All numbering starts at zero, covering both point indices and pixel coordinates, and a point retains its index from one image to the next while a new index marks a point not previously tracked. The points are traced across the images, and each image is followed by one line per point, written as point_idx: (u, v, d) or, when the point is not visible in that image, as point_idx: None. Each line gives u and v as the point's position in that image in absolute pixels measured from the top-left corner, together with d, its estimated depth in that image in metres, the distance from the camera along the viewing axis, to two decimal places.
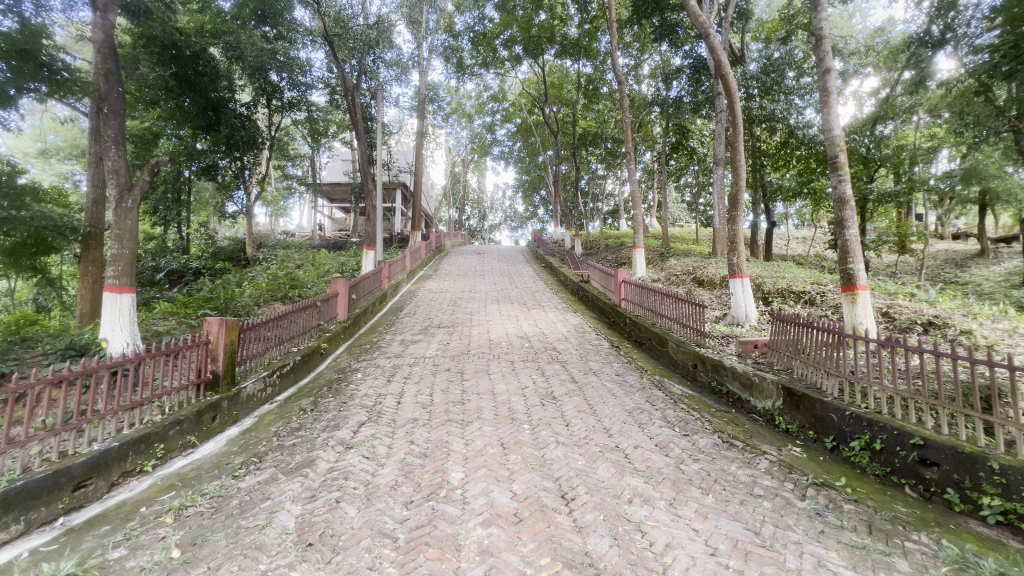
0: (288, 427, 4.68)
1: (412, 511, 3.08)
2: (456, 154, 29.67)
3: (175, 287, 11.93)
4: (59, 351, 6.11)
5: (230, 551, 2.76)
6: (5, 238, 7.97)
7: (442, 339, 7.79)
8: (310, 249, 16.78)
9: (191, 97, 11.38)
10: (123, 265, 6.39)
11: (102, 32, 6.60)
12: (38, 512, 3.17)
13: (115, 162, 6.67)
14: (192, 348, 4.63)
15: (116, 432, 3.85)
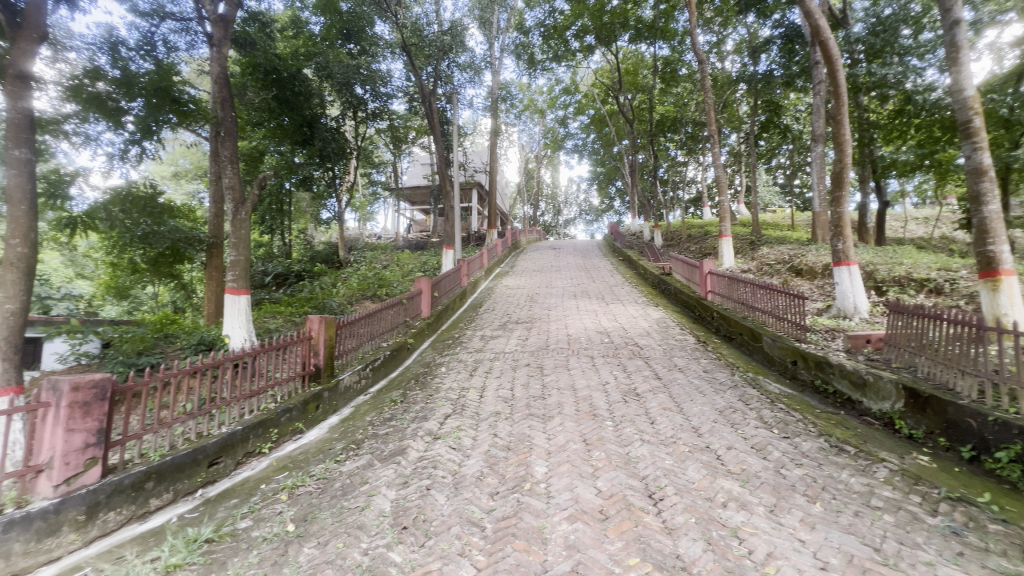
0: (381, 417, 5.00)
1: (499, 502, 3.16)
2: (529, 150, 29.77)
3: (281, 289, 13.27)
4: (193, 345, 7.04)
5: (336, 529, 3.01)
6: (150, 249, 9.35)
7: (521, 334, 7.88)
8: (395, 250, 17.78)
9: (289, 115, 12.52)
10: (240, 270, 7.20)
11: (217, 65, 7.49)
12: (183, 484, 3.70)
13: (231, 179, 7.51)
14: (298, 343, 5.12)
15: (240, 417, 4.38)
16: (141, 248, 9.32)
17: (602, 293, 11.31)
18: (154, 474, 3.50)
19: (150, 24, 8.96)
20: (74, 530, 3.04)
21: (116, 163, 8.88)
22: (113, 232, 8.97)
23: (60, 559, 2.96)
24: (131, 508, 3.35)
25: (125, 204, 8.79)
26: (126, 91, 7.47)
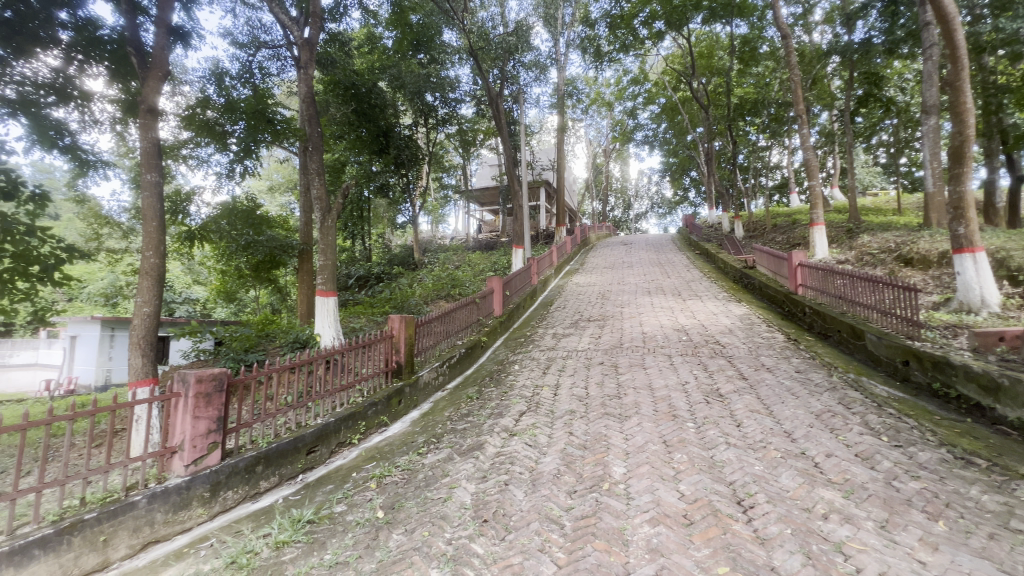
0: (459, 413, 5.17)
1: (577, 500, 3.14)
2: (597, 145, 29.22)
3: (363, 291, 14.17)
4: (290, 343, 7.76)
5: (421, 518, 3.16)
6: (252, 257, 10.40)
7: (594, 332, 7.77)
8: (466, 250, 18.27)
9: (366, 127, 13.29)
10: (328, 273, 7.79)
11: (304, 85, 8.12)
12: (286, 468, 4.08)
13: (318, 190, 8.12)
14: (381, 340, 5.44)
15: (332, 409, 4.75)
16: (244, 256, 10.39)
17: (678, 289, 10.83)
18: (262, 459, 3.90)
19: (248, 53, 9.95)
20: (200, 505, 3.47)
21: (224, 181, 9.98)
22: (222, 242, 10.10)
23: (190, 530, 3.39)
24: (245, 489, 3.76)
25: (232, 217, 9.85)
26: (230, 115, 8.36)
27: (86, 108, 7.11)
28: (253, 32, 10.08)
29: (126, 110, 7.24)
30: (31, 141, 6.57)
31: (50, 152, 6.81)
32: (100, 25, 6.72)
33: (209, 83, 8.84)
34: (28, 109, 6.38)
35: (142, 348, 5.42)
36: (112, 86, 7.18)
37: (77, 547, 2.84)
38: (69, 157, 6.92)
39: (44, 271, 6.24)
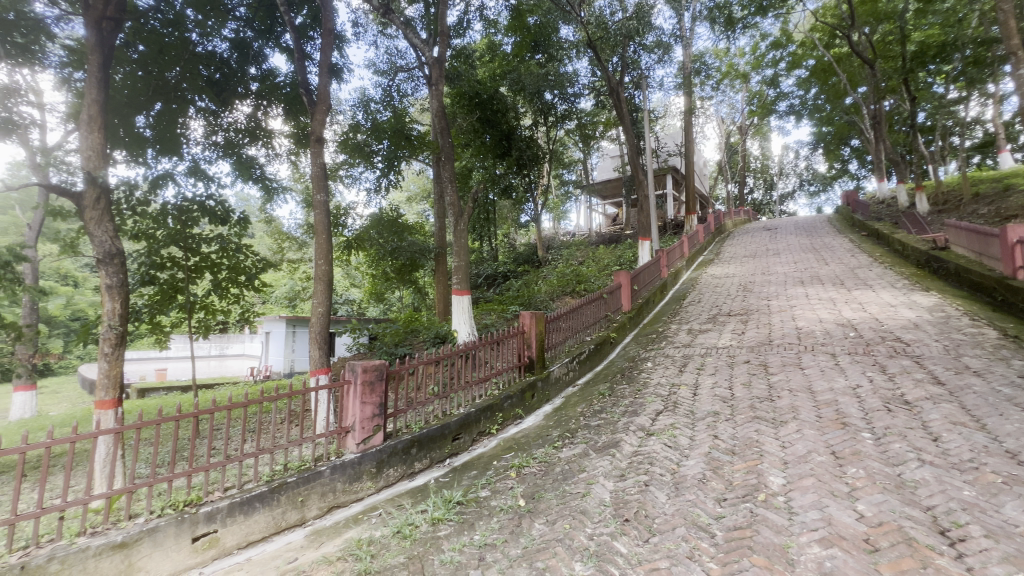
0: (592, 409, 5.16)
1: (729, 510, 2.91)
2: (730, 122, 26.59)
3: (492, 289, 14.92)
4: (432, 338, 8.49)
5: (561, 511, 3.21)
6: (396, 260, 11.68)
7: (736, 328, 7.12)
8: (590, 245, 18.06)
9: (489, 132, 13.86)
10: (462, 274, 8.31)
11: (436, 100, 8.76)
12: (436, 452, 4.50)
13: (451, 196, 8.72)
14: (514, 336, 5.67)
15: (473, 401, 5.10)
16: (390, 260, 11.69)
17: (840, 278, 9.36)
18: (416, 443, 4.35)
19: (388, 80, 11.11)
20: (369, 479, 4.00)
21: (372, 195, 11.33)
22: (372, 249, 11.46)
23: (362, 499, 3.93)
24: (403, 467, 4.23)
25: (380, 227, 11.16)
26: (376, 136, 9.45)
27: (271, 145, 8.63)
28: (391, 59, 11.22)
29: (298, 142, 8.63)
30: (235, 176, 8.21)
31: (248, 183, 8.42)
32: (278, 74, 8.09)
33: (359, 110, 10.12)
34: (232, 150, 8.01)
35: (319, 342, 6.37)
36: (288, 123, 8.58)
37: (284, 504, 3.48)
38: (261, 186, 8.48)
39: (249, 280, 7.71)
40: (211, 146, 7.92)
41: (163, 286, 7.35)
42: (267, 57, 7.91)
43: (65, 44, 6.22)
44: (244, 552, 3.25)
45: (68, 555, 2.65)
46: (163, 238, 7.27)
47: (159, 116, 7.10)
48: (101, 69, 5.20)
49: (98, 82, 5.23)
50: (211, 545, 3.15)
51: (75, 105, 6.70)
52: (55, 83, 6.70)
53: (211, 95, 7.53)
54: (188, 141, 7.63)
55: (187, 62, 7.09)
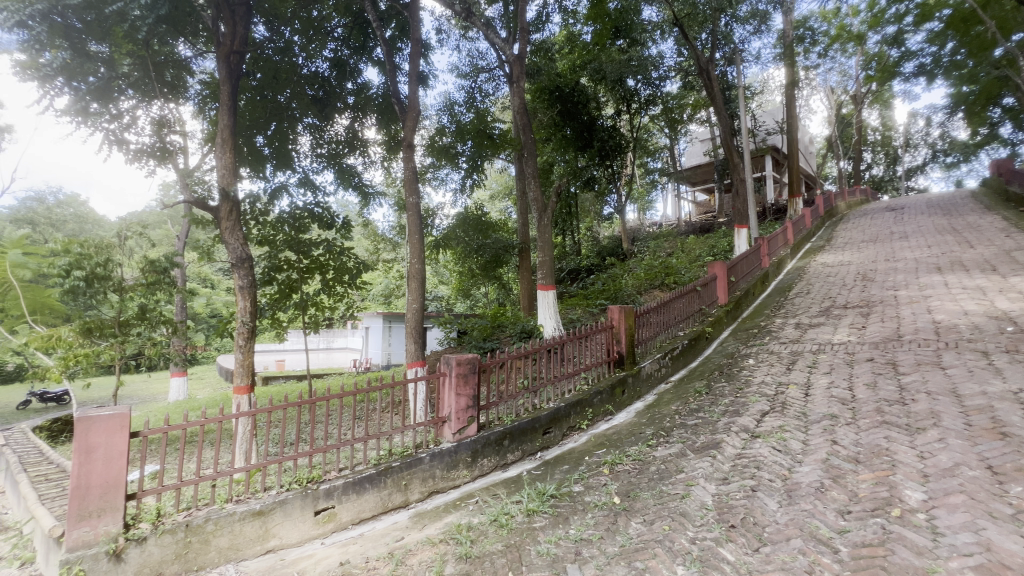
0: (688, 407, 4.91)
1: (854, 524, 2.61)
2: (842, 91, 23.70)
3: (576, 284, 14.78)
4: (518, 332, 8.59)
5: (659, 511, 3.10)
6: (481, 257, 12.00)
7: (854, 322, 6.36)
8: (679, 235, 17.14)
9: (570, 125, 13.72)
10: (547, 269, 8.30)
11: (517, 97, 8.79)
12: (527, 445, 4.58)
13: (534, 191, 8.73)
14: (603, 330, 5.59)
15: (562, 395, 5.11)
16: (476, 257, 12.04)
17: (990, 262, 7.95)
18: (508, 435, 4.45)
19: (471, 82, 11.43)
20: (465, 467, 4.17)
21: (458, 195, 11.77)
22: (459, 247, 11.90)
23: (459, 486, 4.11)
24: (496, 458, 4.36)
25: (466, 226, 11.63)
26: (460, 137, 9.81)
27: (367, 153, 9.28)
28: (473, 61, 11.52)
29: (390, 148, 9.18)
30: (337, 184, 8.95)
31: (348, 190, 9.14)
32: (371, 86, 8.66)
33: (444, 114, 10.54)
34: (334, 161, 8.73)
35: (414, 336, 6.75)
36: (380, 131, 9.17)
37: (390, 486, 3.76)
38: (359, 192, 9.16)
39: (351, 279, 8.40)
40: (317, 158, 8.71)
41: (281, 285, 8.20)
42: (361, 71, 8.51)
43: (201, 78, 7.17)
44: (357, 527, 3.57)
45: (219, 517, 3.13)
46: (281, 243, 8.14)
47: (274, 135, 7.96)
48: (230, 97, 5.93)
49: (228, 109, 5.98)
50: (330, 519, 3.50)
51: (210, 131, 7.72)
52: (193, 112, 7.76)
53: (315, 111, 8.28)
54: (298, 155, 8.44)
55: (295, 84, 7.83)
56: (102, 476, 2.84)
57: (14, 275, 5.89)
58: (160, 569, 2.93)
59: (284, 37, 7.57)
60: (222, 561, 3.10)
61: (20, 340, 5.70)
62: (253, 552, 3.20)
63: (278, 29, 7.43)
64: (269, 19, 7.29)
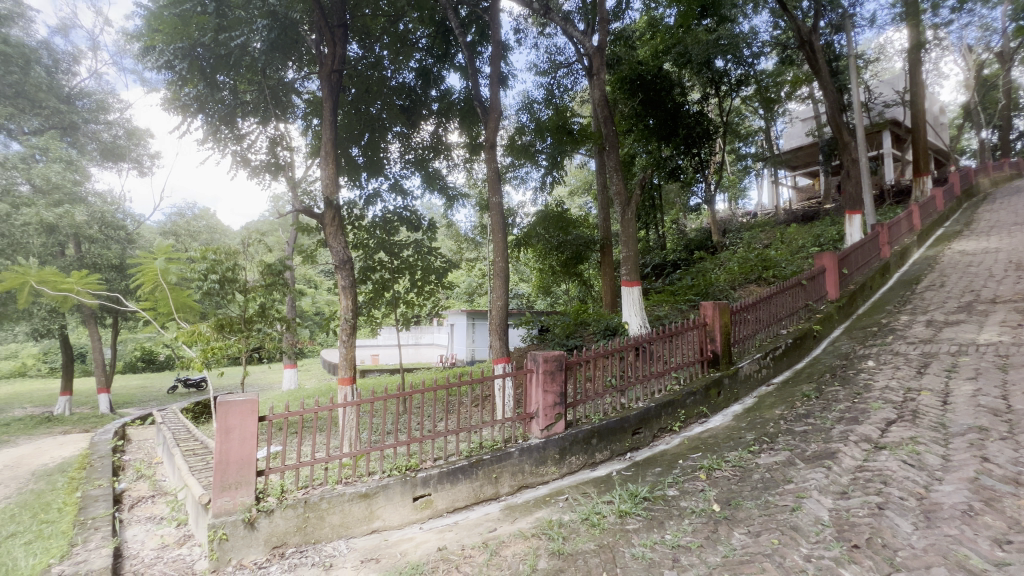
0: (795, 412, 4.50)
1: (1015, 557, 2.23)
2: (982, 49, 20.25)
3: (661, 280, 14.18)
4: (602, 330, 8.41)
5: (766, 523, 2.87)
6: (562, 254, 11.94)
7: (1007, 320, 5.41)
8: (777, 225, 15.74)
9: (653, 114, 13.09)
10: (631, 264, 8.03)
11: (598, 89, 8.53)
12: (616, 445, 4.49)
13: (617, 185, 8.48)
14: (695, 329, 5.32)
15: (651, 395, 4.95)
16: (556, 255, 12.01)
17: None
18: (596, 433, 4.39)
19: (549, 78, 11.37)
20: (554, 464, 4.19)
21: (537, 193, 11.83)
22: (540, 245, 11.95)
23: (548, 482, 4.14)
24: (584, 456, 4.33)
25: (546, 223, 11.66)
26: (540, 135, 9.98)
27: (450, 156, 9.63)
28: (551, 57, 11.46)
29: (472, 150, 9.45)
30: (424, 188, 9.41)
31: (433, 193, 9.56)
32: (453, 91, 8.93)
33: (523, 113, 10.63)
34: (421, 166, 9.19)
35: (498, 332, 6.87)
36: (462, 134, 9.45)
37: (481, 478, 3.88)
38: (443, 195, 9.55)
39: (438, 278, 8.80)
40: (406, 164, 9.20)
41: (375, 284, 8.70)
42: (445, 78, 8.81)
43: (305, 98, 7.89)
44: (452, 515, 3.73)
45: (332, 497, 3.43)
46: (374, 246, 8.75)
47: (368, 145, 8.55)
48: (332, 113, 6.46)
49: (329, 124, 6.51)
50: (427, 506, 3.69)
51: (313, 145, 8.49)
52: (300, 130, 8.57)
53: (403, 120, 8.75)
54: (388, 162, 8.99)
55: (385, 96, 8.37)
56: (238, 453, 3.25)
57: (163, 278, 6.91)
58: (285, 539, 3.29)
59: (375, 53, 8.10)
60: (335, 537, 3.41)
61: (171, 334, 6.68)
62: (361, 530, 3.47)
63: (370, 46, 7.98)
64: (361, 37, 7.82)
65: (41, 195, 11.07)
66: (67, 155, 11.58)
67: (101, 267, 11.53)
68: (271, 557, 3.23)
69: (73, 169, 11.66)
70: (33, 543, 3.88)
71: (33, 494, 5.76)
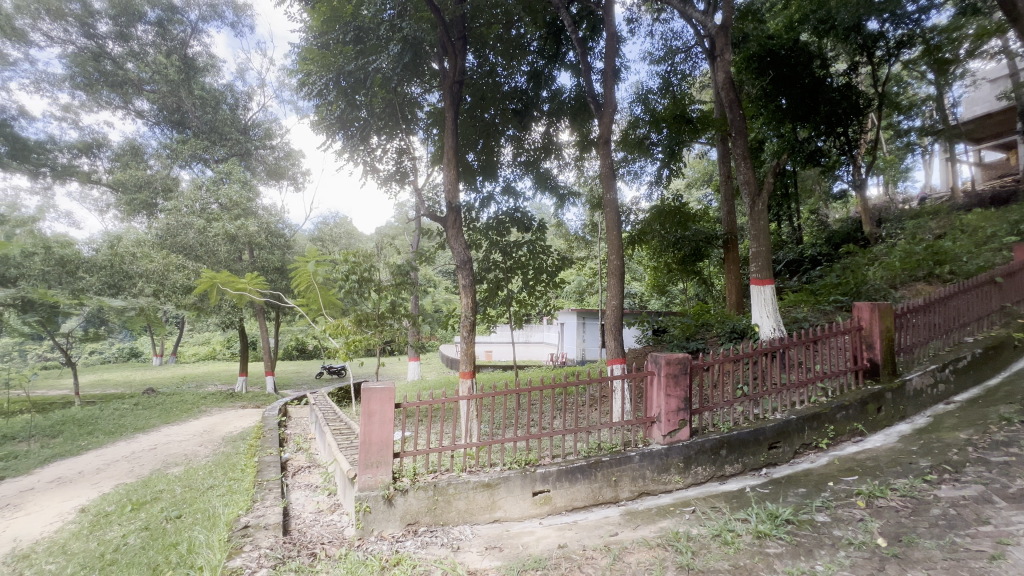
0: (989, 439, 3.69)
1: None
2: None
3: (797, 279, 12.64)
4: (728, 332, 7.73)
5: (954, 570, 2.38)
6: (679, 251, 11.26)
7: None
8: (954, 211, 13.07)
9: (787, 94, 11.35)
10: (763, 261, 7.25)
11: (723, 70, 7.72)
12: (749, 458, 4.12)
13: (745, 174, 7.73)
14: (846, 334, 4.67)
15: (789, 407, 4.45)
16: (673, 252, 11.37)
17: None
18: (726, 444, 4.06)
19: (666, 66, 10.77)
20: (678, 473, 3.96)
21: (652, 188, 11.29)
22: (655, 242, 11.42)
23: (671, 492, 3.93)
24: (712, 468, 4.03)
25: (661, 218, 11.07)
26: (655, 126, 9.56)
27: (561, 156, 9.65)
28: (667, 43, 10.84)
29: (583, 148, 9.35)
30: (536, 189, 9.55)
31: (544, 193, 9.66)
32: (564, 90, 8.91)
33: (636, 104, 10.23)
34: (532, 167, 9.33)
35: (613, 333, 6.67)
36: (573, 132, 9.39)
37: (600, 480, 3.82)
38: (554, 194, 9.59)
39: (550, 277, 8.87)
40: (517, 166, 9.40)
41: (490, 283, 9.02)
42: (556, 78, 8.80)
43: (427, 110, 8.49)
44: (571, 514, 3.72)
45: (458, 483, 3.64)
46: (488, 247, 9.12)
47: (482, 151, 8.93)
48: (453, 123, 6.84)
49: (451, 132, 6.90)
50: (546, 502, 3.74)
51: (434, 154, 9.12)
52: (422, 140, 9.25)
53: (514, 124, 8.94)
54: (502, 165, 9.29)
55: (498, 102, 8.67)
56: (379, 435, 3.60)
57: (314, 279, 7.99)
58: (417, 518, 3.57)
59: (490, 61, 8.39)
60: (461, 522, 3.61)
61: (321, 327, 7.70)
62: (484, 518, 3.64)
63: (484, 55, 8.23)
64: (477, 48, 8.10)
65: (227, 212, 13.56)
66: (243, 177, 14.17)
67: (267, 269, 13.72)
68: (407, 533, 3.53)
69: (248, 188, 14.13)
70: (226, 496, 4.76)
71: (224, 456, 7.04)
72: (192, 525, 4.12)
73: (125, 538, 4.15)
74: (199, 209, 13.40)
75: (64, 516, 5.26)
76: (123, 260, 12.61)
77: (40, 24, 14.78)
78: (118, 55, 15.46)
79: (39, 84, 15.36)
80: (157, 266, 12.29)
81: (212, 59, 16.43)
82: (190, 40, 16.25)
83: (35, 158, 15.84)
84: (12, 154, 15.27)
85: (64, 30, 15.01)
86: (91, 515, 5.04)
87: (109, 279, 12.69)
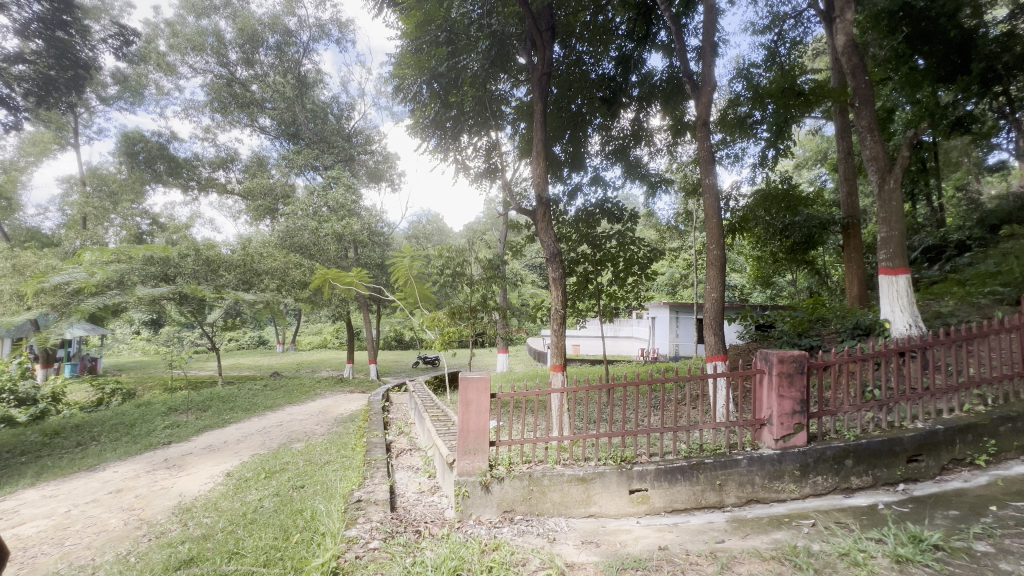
0: None
1: None
2: None
3: (940, 269, 10.86)
4: (850, 328, 6.85)
5: None
6: (788, 239, 10.21)
7: None
8: None
9: (924, 53, 9.76)
10: (895, 247, 6.33)
11: (844, 31, 6.79)
12: (882, 472, 3.63)
13: (872, 149, 6.78)
14: (1015, 332, 3.93)
15: (934, 415, 3.84)
16: (780, 239, 10.35)
17: None
18: (853, 454, 3.61)
19: (772, 34, 9.80)
20: (793, 481, 3.61)
21: (755, 171, 10.36)
22: (759, 229, 10.48)
23: (785, 501, 3.60)
24: (835, 479, 3.62)
25: (767, 203, 10.08)
26: (758, 103, 8.76)
27: (653, 142, 9.23)
28: (773, 10, 9.86)
29: (677, 132, 8.83)
30: (625, 178, 9.16)
31: (635, 182, 9.25)
32: (655, 73, 8.50)
33: (737, 80, 9.44)
34: (622, 155, 8.95)
35: (713, 328, 6.21)
36: (665, 116, 8.92)
37: (703, 483, 3.60)
38: (645, 182, 9.14)
39: (641, 270, 8.52)
40: (606, 155, 9.12)
41: (579, 276, 8.89)
42: (646, 60, 8.41)
43: (515, 105, 8.53)
44: (670, 516, 3.56)
45: (552, 475, 3.66)
46: (577, 239, 8.79)
47: (570, 142, 8.80)
48: (541, 117, 6.78)
49: (538, 126, 6.89)
50: (643, 501, 3.61)
51: (522, 148, 9.18)
52: (510, 135, 9.38)
53: (603, 112, 8.69)
54: (589, 155, 9.06)
55: (587, 90, 8.47)
56: (476, 423, 3.71)
57: (411, 274, 8.48)
58: (513, 506, 3.65)
59: (577, 51, 8.24)
60: (557, 514, 3.62)
61: (418, 320, 8.17)
62: (579, 512, 3.61)
63: (571, 45, 8.09)
64: (563, 38, 8.00)
65: (334, 214, 14.93)
66: (348, 181, 15.51)
67: (369, 266, 14.87)
68: (503, 520, 3.61)
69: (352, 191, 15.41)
70: (341, 472, 5.25)
71: (337, 435, 7.78)
72: (313, 495, 4.61)
73: (262, 501, 4.77)
74: (312, 212, 14.90)
75: (213, 479, 6.15)
76: (253, 259, 13.88)
77: (187, 58, 17.34)
78: (245, 79, 17.65)
79: (188, 111, 18.01)
80: (279, 264, 13.87)
81: (320, 75, 18.10)
82: (302, 59, 18.05)
83: (186, 174, 18.58)
84: (169, 172, 18.12)
85: (205, 61, 17.41)
86: (235, 479, 5.85)
87: (243, 275, 13.77)
